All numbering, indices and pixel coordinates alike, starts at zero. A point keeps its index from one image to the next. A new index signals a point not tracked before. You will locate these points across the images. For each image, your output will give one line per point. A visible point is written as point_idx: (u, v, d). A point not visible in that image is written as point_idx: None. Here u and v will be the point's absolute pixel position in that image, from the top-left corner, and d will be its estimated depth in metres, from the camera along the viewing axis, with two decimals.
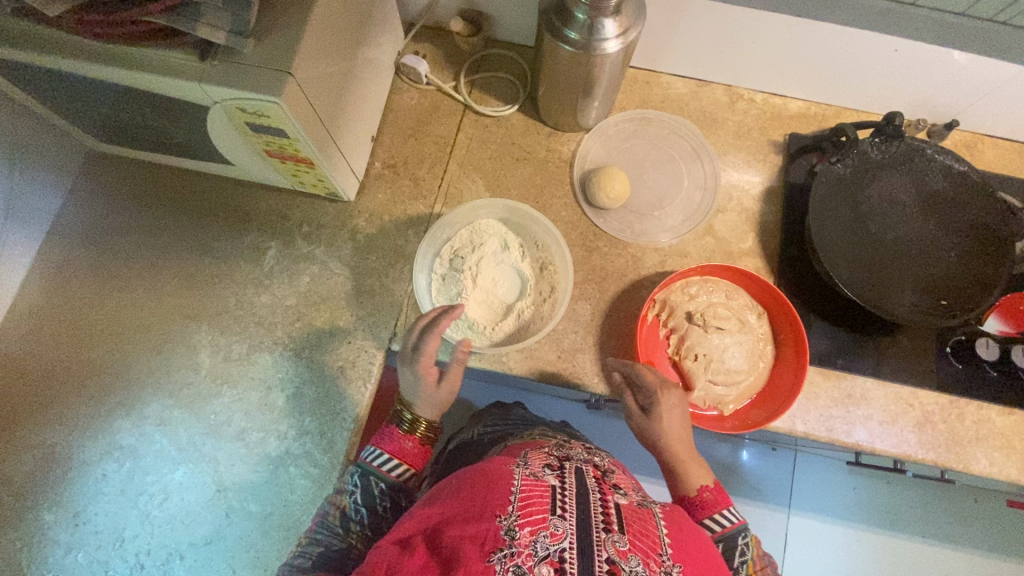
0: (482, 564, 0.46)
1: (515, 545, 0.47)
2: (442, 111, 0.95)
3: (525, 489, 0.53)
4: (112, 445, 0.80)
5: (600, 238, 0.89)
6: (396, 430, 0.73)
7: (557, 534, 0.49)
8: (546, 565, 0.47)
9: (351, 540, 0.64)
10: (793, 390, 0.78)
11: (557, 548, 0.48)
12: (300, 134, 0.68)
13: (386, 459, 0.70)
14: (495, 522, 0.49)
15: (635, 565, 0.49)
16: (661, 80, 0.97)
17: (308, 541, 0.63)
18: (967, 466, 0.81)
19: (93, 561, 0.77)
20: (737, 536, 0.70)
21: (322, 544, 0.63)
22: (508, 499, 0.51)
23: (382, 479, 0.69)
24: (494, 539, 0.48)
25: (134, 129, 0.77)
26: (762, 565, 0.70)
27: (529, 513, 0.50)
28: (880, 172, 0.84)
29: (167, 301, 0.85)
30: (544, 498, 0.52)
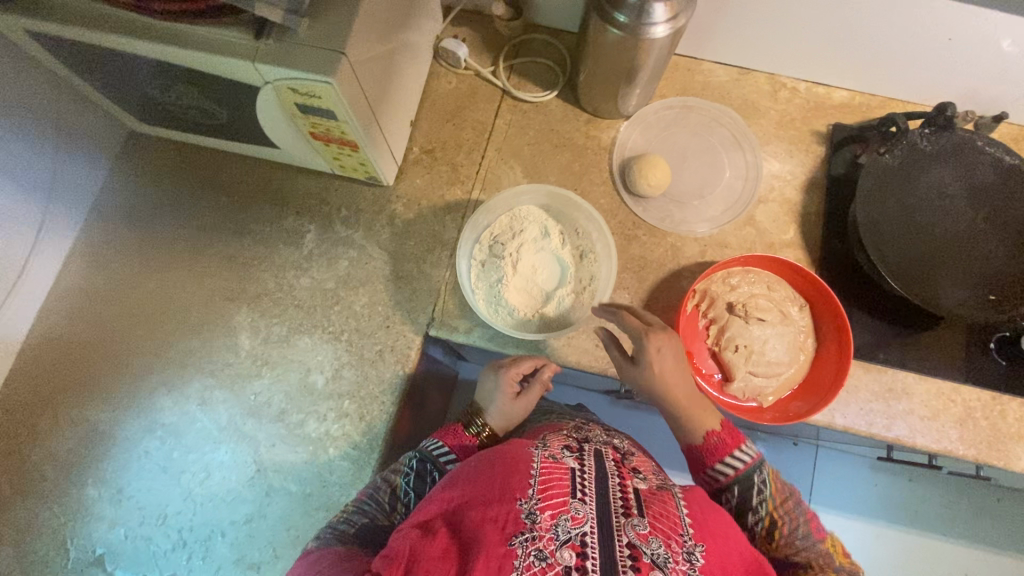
0: (504, 547, 0.46)
1: (535, 529, 0.48)
2: (481, 97, 0.94)
3: (545, 472, 0.54)
4: (155, 423, 0.81)
5: (639, 226, 0.88)
6: (462, 430, 0.73)
7: (578, 517, 0.50)
8: (567, 549, 0.47)
9: (394, 519, 0.65)
10: (836, 383, 0.77)
11: (578, 531, 0.49)
12: (349, 117, 0.68)
13: (445, 452, 0.70)
14: (515, 505, 0.49)
15: (656, 547, 0.49)
16: (702, 68, 0.95)
17: (356, 508, 0.65)
18: (1008, 464, 0.80)
19: (136, 538, 0.78)
20: (750, 475, 0.67)
21: (369, 518, 0.64)
22: (528, 483, 0.52)
23: (435, 467, 0.68)
24: (515, 522, 0.48)
25: (179, 110, 0.78)
26: (785, 503, 0.66)
27: (549, 497, 0.51)
28: (929, 164, 0.83)
29: (207, 282, 0.86)
30: (564, 482, 0.53)
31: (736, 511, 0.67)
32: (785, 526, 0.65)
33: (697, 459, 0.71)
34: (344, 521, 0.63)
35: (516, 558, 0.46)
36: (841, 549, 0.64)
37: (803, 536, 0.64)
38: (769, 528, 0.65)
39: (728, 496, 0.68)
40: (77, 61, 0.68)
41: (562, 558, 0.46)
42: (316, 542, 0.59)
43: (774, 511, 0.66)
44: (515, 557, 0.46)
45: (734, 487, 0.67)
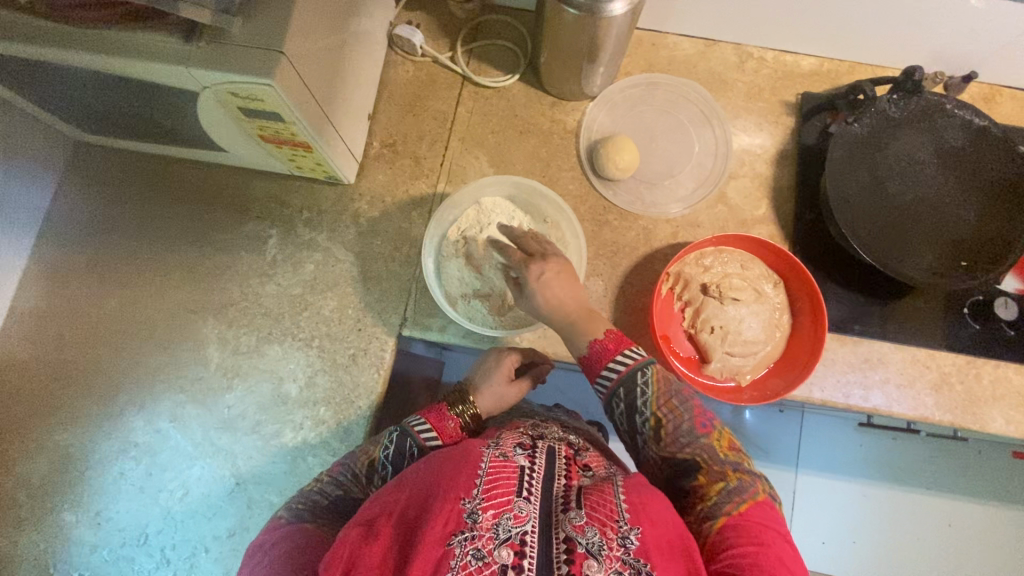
0: (441, 549, 0.46)
1: (476, 528, 0.47)
2: (440, 84, 0.90)
3: (493, 470, 0.53)
4: (127, 443, 0.79)
5: (610, 211, 0.86)
6: (445, 409, 0.70)
7: (520, 516, 0.49)
8: (506, 547, 0.47)
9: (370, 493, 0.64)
10: (812, 360, 0.77)
11: (518, 530, 0.48)
12: (296, 117, 0.64)
13: (428, 428, 0.67)
14: (458, 504, 0.49)
15: (592, 536, 0.48)
16: (667, 41, 0.92)
17: (331, 480, 0.63)
18: (983, 426, 0.81)
19: (118, 559, 0.77)
20: (630, 379, 0.68)
21: (345, 491, 0.62)
22: (474, 481, 0.51)
23: (416, 442, 0.65)
24: (456, 521, 0.47)
25: (122, 119, 0.74)
26: (671, 403, 0.66)
27: (493, 497, 0.50)
28: (899, 130, 0.81)
29: (170, 295, 0.83)
30: (511, 479, 0.53)
31: (626, 418, 0.69)
32: (670, 425, 0.66)
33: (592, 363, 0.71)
34: (315, 491, 0.62)
35: (453, 559, 0.45)
36: (729, 442, 0.67)
37: (687, 432, 0.66)
38: (655, 426, 0.67)
39: (618, 400, 0.68)
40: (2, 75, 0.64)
41: (500, 557, 0.46)
42: (287, 510, 0.59)
43: (657, 411, 0.67)
44: (452, 558, 0.45)
45: (619, 390, 0.68)
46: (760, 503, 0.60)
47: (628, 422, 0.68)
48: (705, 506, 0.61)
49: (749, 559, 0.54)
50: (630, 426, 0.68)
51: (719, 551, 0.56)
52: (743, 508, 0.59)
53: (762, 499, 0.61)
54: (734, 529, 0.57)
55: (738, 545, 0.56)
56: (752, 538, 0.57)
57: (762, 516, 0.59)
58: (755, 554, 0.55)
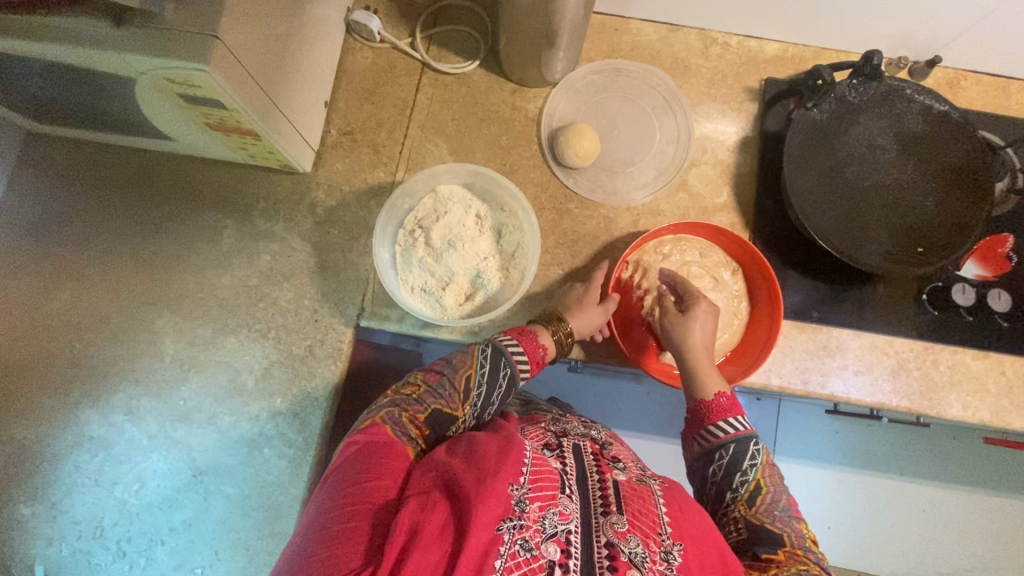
0: (491, 533, 0.47)
1: (523, 518, 0.49)
2: (400, 71, 0.89)
3: (536, 465, 0.56)
4: (82, 437, 0.78)
5: (571, 200, 0.86)
6: (537, 334, 0.72)
7: (564, 513, 0.52)
8: (553, 543, 0.49)
9: (464, 411, 0.66)
10: (767, 348, 0.77)
11: (563, 527, 0.51)
12: (238, 105, 0.63)
13: (520, 351, 0.69)
14: (508, 489, 0.51)
15: (634, 545, 0.50)
16: (630, 27, 0.91)
17: (431, 390, 0.65)
18: (939, 412, 0.81)
19: (75, 552, 0.77)
20: (748, 440, 0.65)
21: (443, 404, 0.64)
22: (520, 470, 0.53)
23: (507, 362, 0.68)
24: (506, 508, 0.50)
25: (67, 108, 0.72)
26: (775, 476, 0.64)
27: (539, 490, 0.52)
28: (858, 116, 0.81)
29: (124, 287, 0.82)
30: (552, 476, 0.55)
31: (722, 472, 0.64)
32: (768, 496, 0.63)
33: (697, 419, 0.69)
34: (414, 401, 0.64)
35: (501, 545, 0.47)
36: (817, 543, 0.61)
37: (782, 509, 0.62)
38: (753, 492, 0.63)
39: (720, 454, 0.65)
40: None
41: (547, 552, 0.48)
42: (388, 415, 0.61)
43: (762, 479, 0.64)
44: (501, 544, 0.47)
45: (729, 445, 0.65)
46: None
47: (718, 479, 0.64)
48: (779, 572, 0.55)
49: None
50: (722, 482, 0.64)
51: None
52: None
53: None
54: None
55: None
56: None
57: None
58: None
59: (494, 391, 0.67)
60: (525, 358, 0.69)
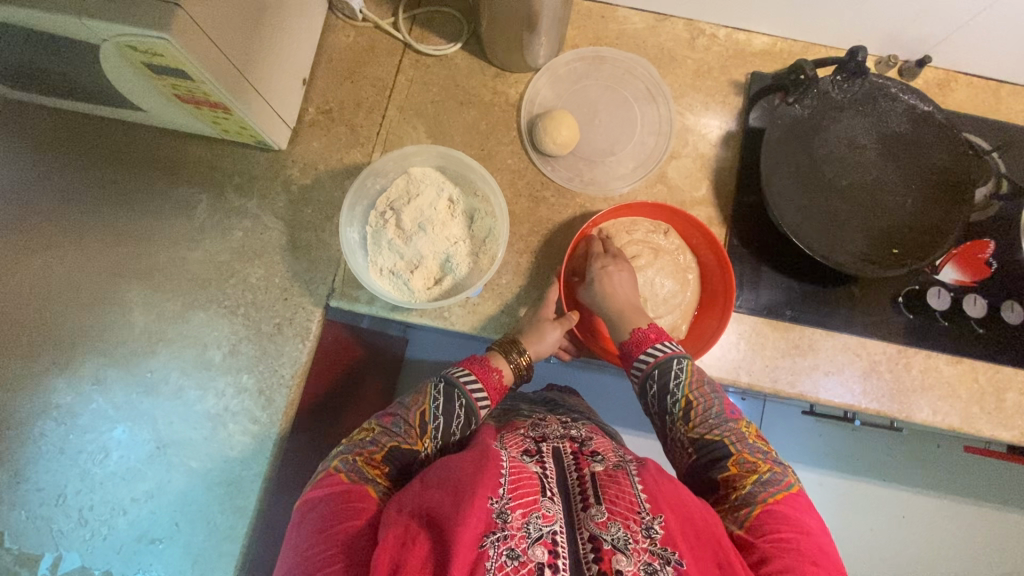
0: (476, 551, 0.49)
1: (507, 528, 0.52)
2: (381, 51, 0.88)
3: (514, 473, 0.58)
4: (48, 405, 0.79)
5: (547, 187, 0.85)
6: (487, 360, 0.75)
7: (548, 515, 0.54)
8: (540, 545, 0.51)
9: (424, 444, 0.70)
10: (728, 290, 0.79)
11: (548, 528, 0.53)
12: (205, 76, 0.63)
13: (473, 379, 0.73)
14: (487, 504, 0.53)
15: (616, 531, 0.53)
16: (617, 15, 0.90)
17: (385, 431, 0.70)
18: (910, 416, 0.81)
19: (36, 519, 0.77)
20: (668, 363, 0.72)
21: (399, 441, 0.69)
22: (498, 481, 0.56)
23: (463, 394, 0.71)
24: (487, 523, 0.52)
25: (39, 75, 0.72)
26: (702, 387, 0.71)
27: (520, 497, 0.55)
28: (840, 114, 0.79)
29: (95, 258, 0.82)
30: (533, 481, 0.58)
31: (656, 400, 0.71)
32: (700, 407, 0.70)
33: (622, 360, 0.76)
34: (370, 441, 0.68)
35: (488, 559, 0.49)
36: (756, 431, 0.70)
37: (716, 414, 0.69)
38: (686, 408, 0.70)
39: (651, 383, 0.72)
40: None
41: (535, 555, 0.50)
42: (343, 462, 0.66)
43: (690, 393, 0.70)
44: (487, 559, 0.49)
45: (654, 373, 0.71)
46: (797, 491, 0.63)
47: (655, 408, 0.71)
48: (742, 492, 0.63)
49: (792, 546, 0.57)
50: (661, 408, 0.71)
51: (759, 545, 0.58)
52: (776, 495, 0.62)
53: (797, 490, 0.64)
54: (772, 514, 0.60)
55: (775, 533, 0.58)
56: (789, 525, 0.59)
57: (796, 504, 0.62)
58: (798, 542, 0.58)
59: (452, 422, 0.71)
60: (481, 390, 0.73)
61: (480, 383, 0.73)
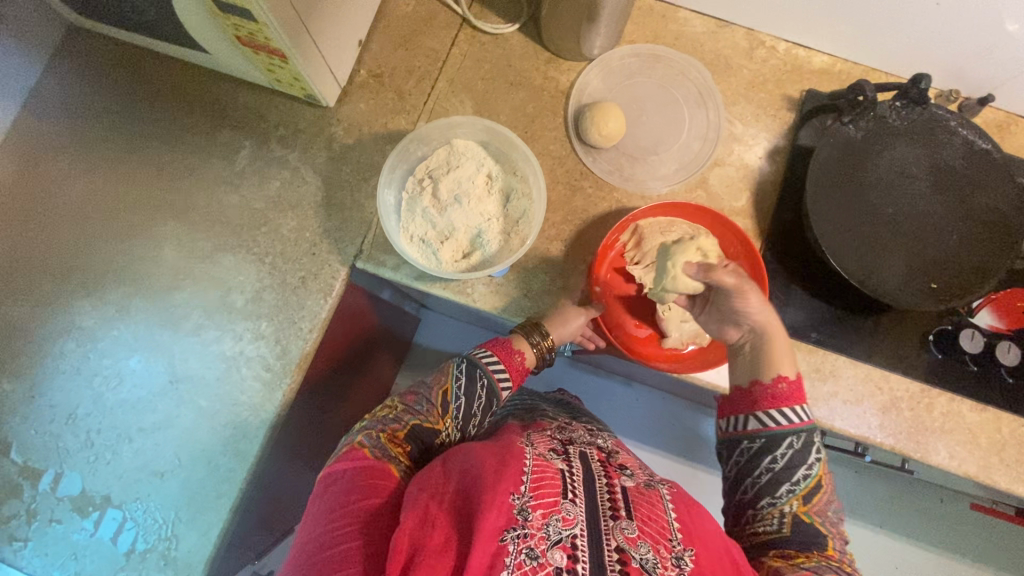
0: (495, 545, 0.49)
1: (527, 527, 0.51)
2: (439, 22, 0.88)
3: (537, 469, 0.57)
4: (73, 325, 0.81)
5: (586, 178, 0.84)
6: (510, 342, 0.77)
7: (568, 518, 0.53)
8: (559, 549, 0.51)
9: (445, 424, 0.72)
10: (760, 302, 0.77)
11: (568, 532, 0.52)
12: (268, 18, 0.63)
13: (495, 361, 0.74)
14: (509, 499, 0.52)
15: (644, 552, 0.52)
16: (678, 15, 0.89)
17: (407, 409, 0.71)
18: (924, 456, 0.79)
19: (46, 434, 0.78)
20: (812, 436, 0.69)
21: (421, 420, 0.70)
22: (520, 478, 0.55)
23: (485, 374, 0.73)
24: (508, 517, 0.51)
25: (108, 3, 0.74)
26: (830, 479, 0.69)
27: (542, 496, 0.54)
28: (896, 140, 0.77)
29: (136, 189, 0.84)
30: (555, 480, 0.57)
31: (781, 468, 0.68)
32: (823, 494, 0.68)
33: (748, 400, 0.71)
34: (392, 419, 0.69)
35: (507, 556, 0.49)
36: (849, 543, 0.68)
37: (833, 509, 0.68)
38: (812, 487, 0.67)
39: (789, 445, 0.68)
40: None
41: (553, 559, 0.50)
42: (367, 438, 0.66)
43: (819, 477, 0.68)
44: (507, 555, 0.49)
45: (796, 438, 0.68)
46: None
47: (779, 470, 0.68)
48: (810, 565, 0.61)
49: None
50: (778, 472, 0.68)
51: None
52: None
53: None
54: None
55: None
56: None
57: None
58: None
59: (472, 403, 0.72)
60: (502, 369, 0.74)
61: (502, 364, 0.75)
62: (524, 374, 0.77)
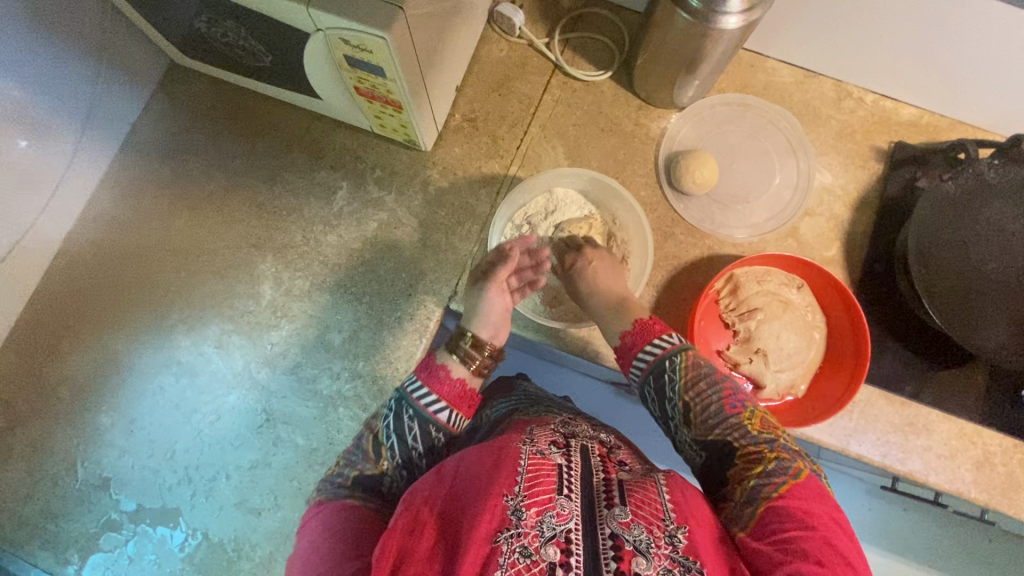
0: (488, 546, 0.43)
1: (521, 526, 0.44)
2: (531, 68, 0.90)
3: (532, 467, 0.49)
4: (171, 359, 0.83)
5: (677, 225, 0.85)
6: (433, 361, 0.62)
7: (563, 514, 0.46)
8: (552, 545, 0.43)
9: (384, 466, 0.57)
10: (859, 358, 0.77)
11: (563, 528, 0.45)
12: (399, 76, 0.64)
13: (424, 391, 0.59)
14: (501, 500, 0.45)
15: (639, 533, 0.45)
16: (766, 65, 0.90)
17: (345, 462, 0.57)
18: (1018, 513, 0.78)
19: (144, 469, 0.81)
20: (661, 365, 0.63)
21: (357, 470, 0.56)
22: (515, 478, 0.47)
23: (412, 407, 0.59)
24: (500, 518, 0.44)
25: (224, 50, 0.75)
26: (699, 386, 0.60)
27: (535, 493, 0.46)
28: (995, 197, 0.75)
29: (235, 226, 0.85)
30: (551, 476, 0.49)
31: (655, 404, 0.63)
32: (698, 408, 0.59)
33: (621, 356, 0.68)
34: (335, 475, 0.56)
35: (500, 556, 0.42)
36: (768, 420, 0.59)
37: (716, 413, 0.58)
38: (685, 411, 0.60)
39: (648, 389, 0.63)
40: None
41: (547, 555, 0.43)
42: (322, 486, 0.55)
43: (686, 395, 0.60)
44: (500, 554, 0.42)
45: (651, 377, 0.63)
46: (798, 485, 0.52)
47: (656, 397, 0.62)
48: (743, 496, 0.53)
49: (800, 549, 0.47)
50: (662, 412, 0.62)
51: (766, 548, 0.48)
52: (783, 489, 0.52)
53: (806, 479, 0.53)
54: (777, 512, 0.50)
55: (783, 535, 0.48)
56: (796, 527, 0.49)
57: (807, 499, 0.51)
58: (805, 540, 0.48)
59: (409, 441, 0.57)
60: (435, 399, 0.59)
61: (436, 395, 0.59)
62: (476, 395, 0.63)
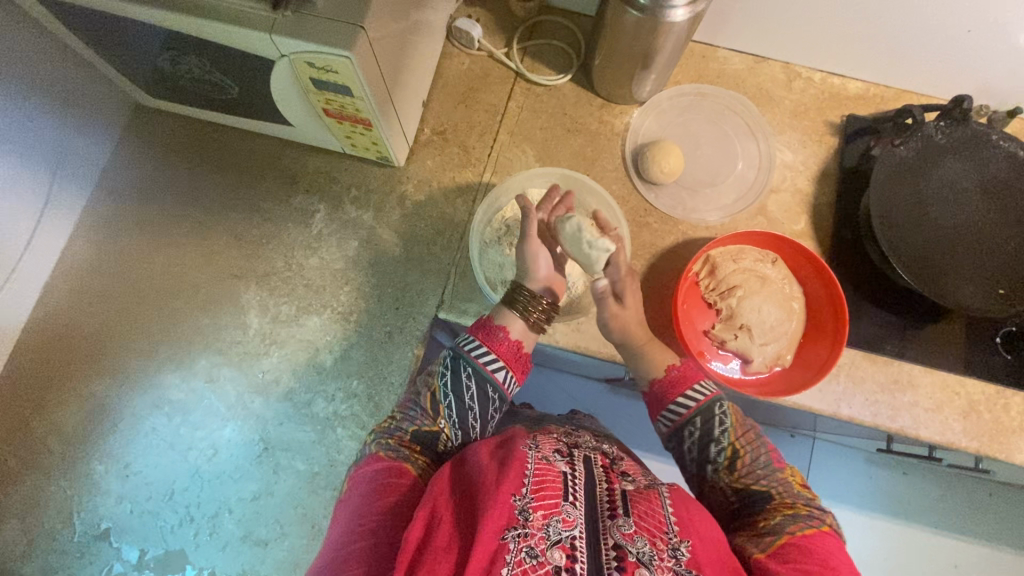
0: (496, 543, 0.43)
1: (528, 526, 0.44)
2: (494, 78, 0.92)
3: (538, 472, 0.49)
4: (162, 400, 0.82)
5: (651, 214, 0.88)
6: (492, 323, 0.66)
7: (569, 520, 0.46)
8: (558, 549, 0.44)
9: (441, 424, 0.61)
10: (840, 321, 0.79)
11: (569, 534, 0.45)
12: (365, 94, 0.65)
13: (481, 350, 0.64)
14: (509, 499, 0.46)
15: (642, 546, 0.45)
16: (718, 55, 0.94)
17: (404, 416, 0.61)
18: (1009, 457, 0.80)
19: (142, 513, 0.81)
20: (710, 408, 0.67)
21: (417, 425, 0.60)
22: (522, 480, 0.48)
23: (470, 364, 0.63)
24: (506, 517, 0.44)
25: (190, 87, 0.76)
26: (747, 436, 0.66)
27: (542, 497, 0.47)
28: (943, 157, 0.81)
29: (216, 259, 0.86)
30: (557, 483, 0.49)
31: (697, 449, 0.66)
32: (748, 457, 0.64)
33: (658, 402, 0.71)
34: (393, 428, 0.60)
35: (507, 554, 0.42)
36: (802, 481, 0.64)
37: (764, 464, 0.63)
38: (732, 457, 0.64)
39: (691, 429, 0.67)
40: (86, 29, 0.65)
41: (553, 558, 0.43)
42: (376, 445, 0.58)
43: (736, 442, 0.65)
44: (506, 553, 0.42)
45: (697, 420, 0.67)
46: (826, 532, 0.55)
47: (701, 434, 0.66)
48: (768, 524, 0.56)
49: None
50: (702, 457, 0.65)
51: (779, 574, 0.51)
52: (807, 531, 0.55)
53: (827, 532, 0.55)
54: (799, 546, 0.53)
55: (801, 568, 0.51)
56: (819, 564, 0.52)
57: (830, 546, 0.54)
58: None
59: (466, 399, 0.62)
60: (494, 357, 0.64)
61: (492, 353, 0.64)
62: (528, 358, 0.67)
